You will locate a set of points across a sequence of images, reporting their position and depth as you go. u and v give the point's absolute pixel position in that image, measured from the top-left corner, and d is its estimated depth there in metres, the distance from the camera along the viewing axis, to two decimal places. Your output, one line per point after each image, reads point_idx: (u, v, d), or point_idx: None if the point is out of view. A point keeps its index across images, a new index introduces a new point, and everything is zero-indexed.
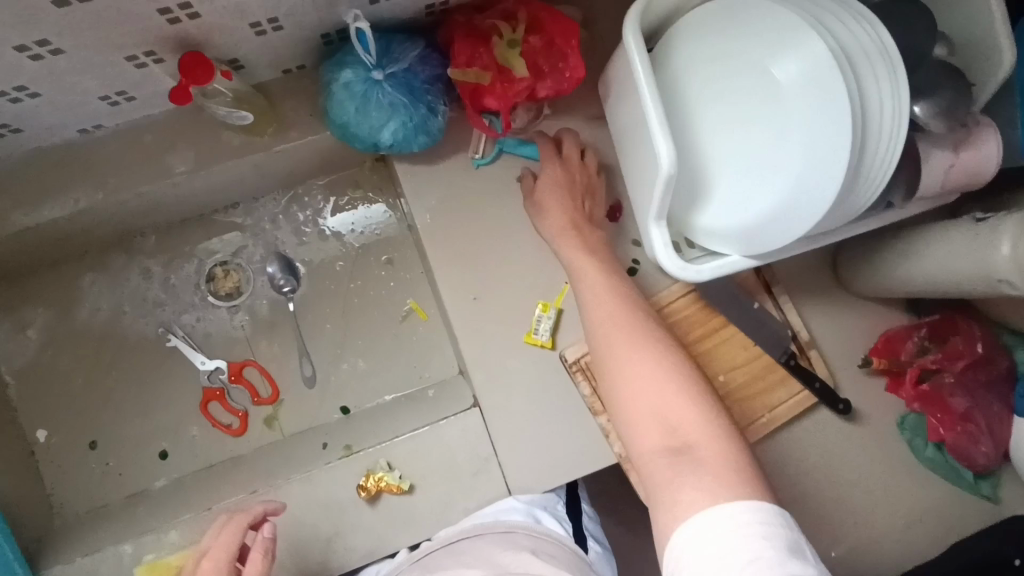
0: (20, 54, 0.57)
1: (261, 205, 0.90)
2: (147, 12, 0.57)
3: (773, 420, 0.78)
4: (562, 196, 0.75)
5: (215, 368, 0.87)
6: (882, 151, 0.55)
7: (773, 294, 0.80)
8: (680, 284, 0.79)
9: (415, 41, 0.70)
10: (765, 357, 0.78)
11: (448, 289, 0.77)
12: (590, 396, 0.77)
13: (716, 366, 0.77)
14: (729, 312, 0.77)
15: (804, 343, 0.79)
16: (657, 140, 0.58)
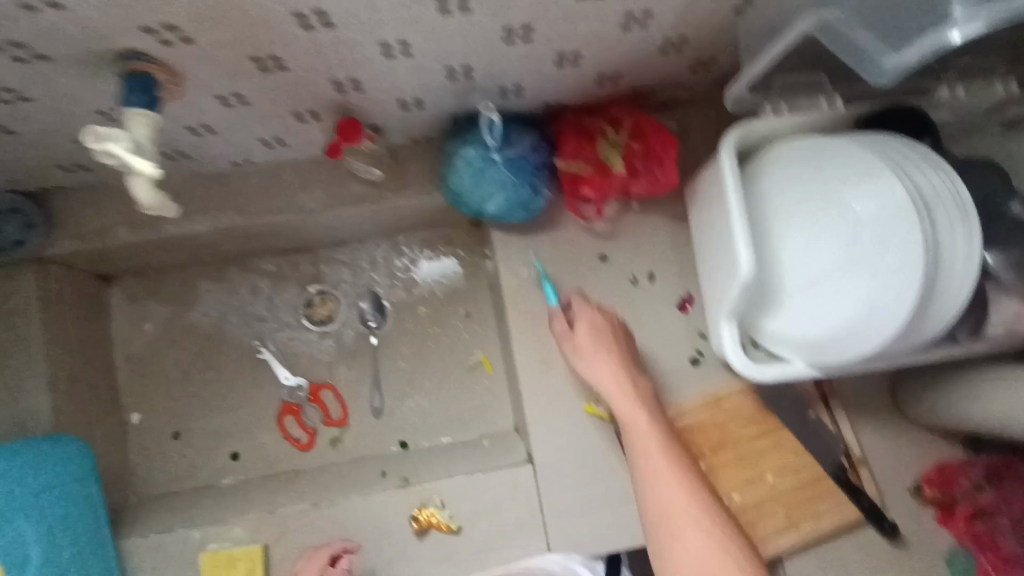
0: (218, 103, 0.65)
1: (364, 245, 1.00)
2: (324, 85, 0.65)
3: (815, 531, 0.79)
4: (601, 340, 0.79)
5: (297, 384, 0.96)
6: (951, 291, 0.60)
7: (828, 405, 0.83)
8: (739, 381, 0.84)
9: (529, 131, 0.78)
10: (814, 467, 0.80)
11: (521, 351, 0.84)
12: None
13: (766, 466, 0.80)
14: (784, 415, 0.81)
15: (855, 460, 0.82)
16: (739, 250, 0.65)
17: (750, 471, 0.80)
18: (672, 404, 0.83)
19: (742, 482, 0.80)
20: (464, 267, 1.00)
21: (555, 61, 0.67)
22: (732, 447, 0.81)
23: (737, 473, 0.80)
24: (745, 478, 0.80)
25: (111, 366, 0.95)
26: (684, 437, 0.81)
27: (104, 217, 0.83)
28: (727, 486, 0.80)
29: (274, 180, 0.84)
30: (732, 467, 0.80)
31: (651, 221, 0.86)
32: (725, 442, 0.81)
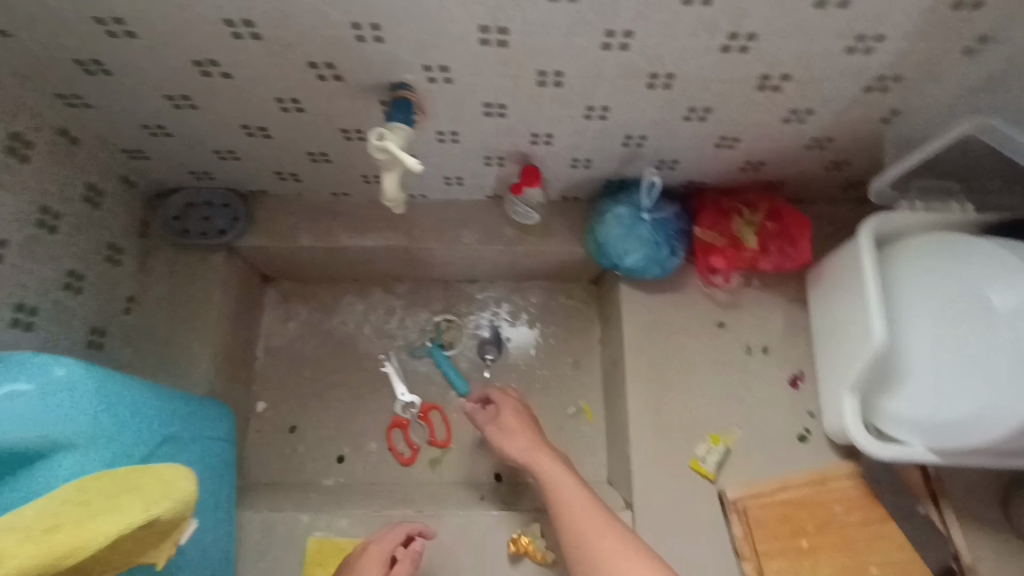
0: (434, 137, 0.80)
1: (492, 286, 1.10)
2: (522, 134, 0.79)
3: None
4: (520, 427, 0.88)
5: (410, 402, 1.03)
6: None
7: (938, 505, 0.83)
8: (845, 464, 0.86)
9: (672, 202, 0.90)
10: (921, 565, 0.79)
11: (635, 397, 0.89)
12: (740, 538, 0.82)
13: (872, 555, 0.80)
14: (891, 508, 0.82)
15: (967, 566, 0.80)
16: (872, 324, 0.72)
17: (853, 559, 0.79)
18: (778, 475, 0.86)
19: (844, 568, 0.79)
20: (579, 321, 1.08)
21: (717, 144, 0.79)
22: (836, 529, 0.81)
23: (839, 557, 0.80)
24: (846, 565, 0.79)
25: (253, 355, 1.05)
26: (786, 509, 0.83)
27: (293, 223, 0.96)
28: (828, 570, 0.79)
29: (440, 213, 0.96)
30: (834, 551, 0.80)
31: (769, 301, 0.93)
32: (829, 522, 0.82)
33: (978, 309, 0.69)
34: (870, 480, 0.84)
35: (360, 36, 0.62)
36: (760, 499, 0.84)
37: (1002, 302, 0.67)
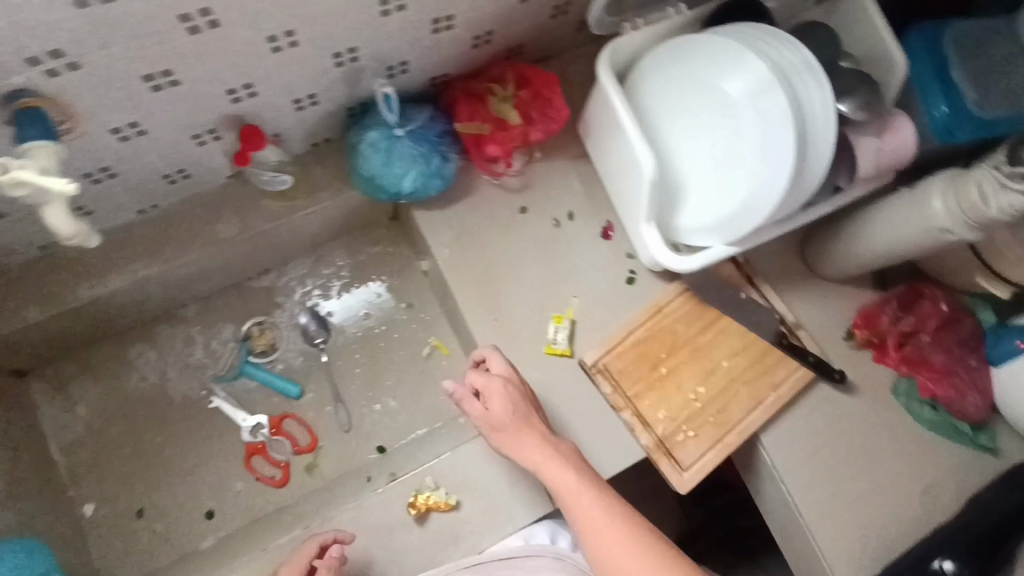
0: (113, 136, 0.67)
1: (289, 268, 0.99)
2: (217, 94, 0.68)
3: (779, 398, 0.87)
4: (516, 425, 0.73)
5: (256, 424, 0.91)
6: (821, 138, 0.68)
7: (755, 283, 0.92)
8: (674, 286, 0.91)
9: (423, 106, 0.83)
10: (760, 342, 0.89)
11: (471, 313, 0.87)
12: (612, 395, 0.85)
13: (719, 353, 0.88)
14: (720, 305, 0.89)
15: (793, 325, 0.90)
16: (639, 153, 0.73)
17: (704, 364, 0.88)
18: (621, 323, 0.89)
19: (701, 375, 0.87)
20: (395, 264, 1.01)
21: (435, 30, 0.74)
22: (684, 346, 0.88)
23: (694, 368, 0.87)
24: (701, 371, 0.87)
25: (50, 463, 0.87)
26: (639, 349, 0.87)
27: (8, 299, 0.78)
28: (689, 383, 0.87)
29: (187, 216, 0.83)
30: (689, 365, 0.87)
31: (556, 168, 0.92)
32: (677, 343, 0.88)
33: (718, 104, 0.73)
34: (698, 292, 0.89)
35: None
36: (615, 352, 0.86)
37: (733, 89, 0.71)
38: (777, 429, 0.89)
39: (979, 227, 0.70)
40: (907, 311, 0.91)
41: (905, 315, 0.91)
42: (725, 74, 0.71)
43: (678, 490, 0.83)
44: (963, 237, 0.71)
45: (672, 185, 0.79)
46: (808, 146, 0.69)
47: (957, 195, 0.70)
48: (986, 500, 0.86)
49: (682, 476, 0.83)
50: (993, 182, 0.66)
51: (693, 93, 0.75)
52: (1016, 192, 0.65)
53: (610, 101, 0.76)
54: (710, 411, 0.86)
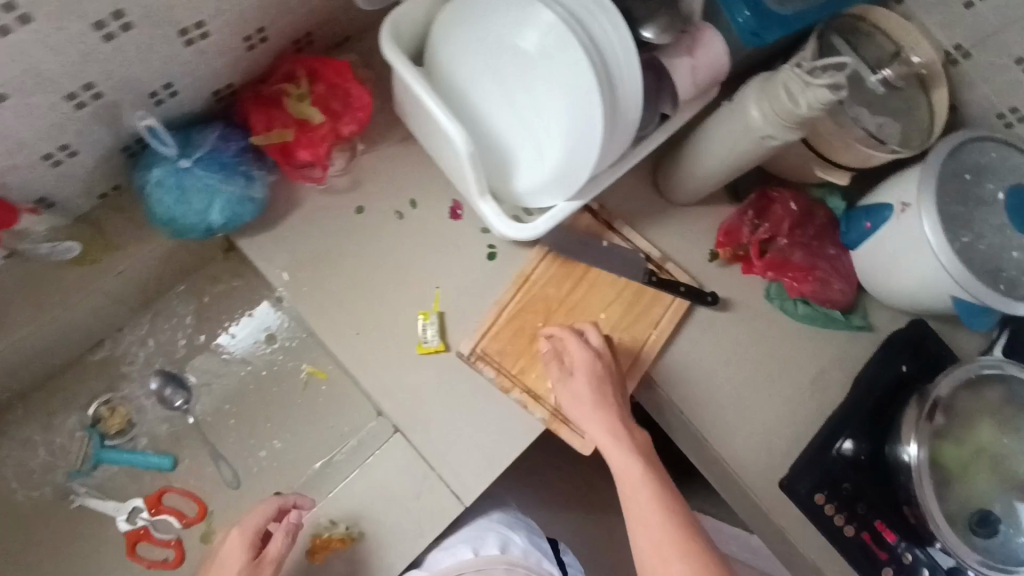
0: None
1: (126, 332, 0.89)
2: None
3: (661, 335, 0.88)
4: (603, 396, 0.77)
5: (133, 509, 0.83)
6: (626, 69, 0.65)
7: (616, 229, 0.91)
8: (536, 250, 0.87)
9: (212, 126, 0.74)
10: (631, 285, 0.88)
11: (328, 334, 0.81)
12: (497, 377, 0.81)
13: (595, 307, 0.87)
14: (585, 258, 0.87)
15: (658, 260, 0.90)
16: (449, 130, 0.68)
17: (584, 321, 0.86)
18: (492, 302, 0.84)
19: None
20: (245, 297, 0.92)
21: (189, 41, 0.65)
22: (559, 309, 0.85)
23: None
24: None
25: None
26: (515, 324, 0.83)
27: None
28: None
29: None
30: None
31: (384, 157, 0.85)
32: (552, 307, 0.85)
33: (517, 61, 0.68)
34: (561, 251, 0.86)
35: None
36: (492, 333, 0.82)
37: (527, 44, 0.66)
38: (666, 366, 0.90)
39: (796, 128, 0.69)
40: (762, 219, 0.92)
41: (759, 223, 0.92)
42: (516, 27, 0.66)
43: (583, 454, 0.82)
44: (784, 139, 0.70)
45: (498, 152, 0.74)
46: (616, 83, 0.65)
47: (770, 100, 0.68)
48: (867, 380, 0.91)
49: (583, 440, 0.81)
50: (798, 81, 0.66)
51: (490, 56, 0.69)
52: (821, 86, 0.64)
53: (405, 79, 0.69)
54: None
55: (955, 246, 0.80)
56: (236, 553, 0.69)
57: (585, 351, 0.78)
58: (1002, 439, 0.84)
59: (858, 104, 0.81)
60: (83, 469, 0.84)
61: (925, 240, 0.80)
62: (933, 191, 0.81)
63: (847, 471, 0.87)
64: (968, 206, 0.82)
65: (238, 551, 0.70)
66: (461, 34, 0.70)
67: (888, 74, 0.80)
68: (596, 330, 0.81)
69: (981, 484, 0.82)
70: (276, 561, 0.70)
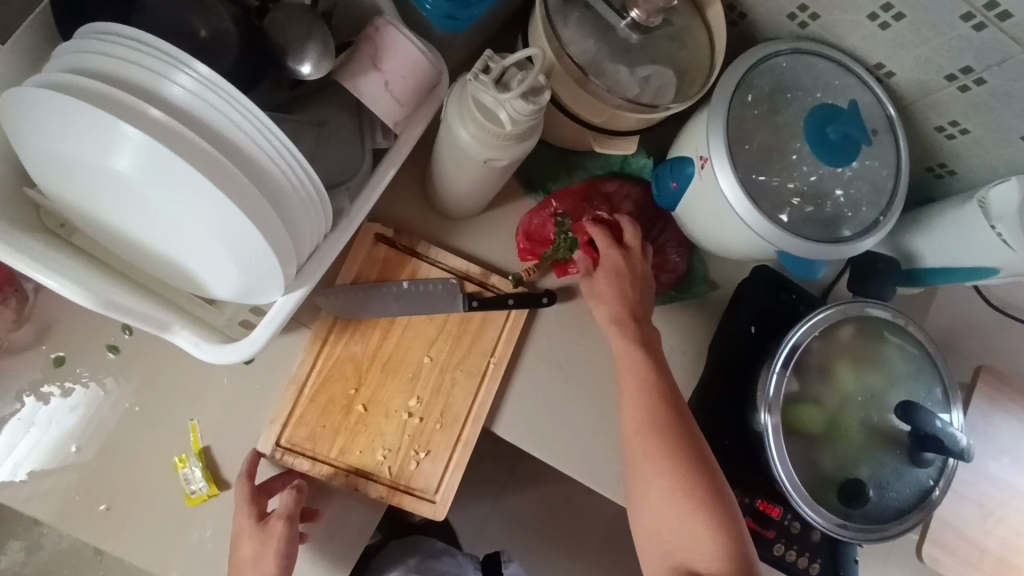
0: None
1: None
2: None
3: (502, 359, 0.75)
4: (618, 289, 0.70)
5: None
6: (255, 138, 0.48)
7: (421, 253, 0.75)
8: (322, 319, 0.72)
9: None
10: (452, 316, 0.74)
11: (69, 519, 0.66)
12: (313, 467, 0.69)
13: (416, 352, 0.73)
14: (387, 306, 0.72)
15: (480, 277, 0.75)
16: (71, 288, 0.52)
17: (406, 371, 0.73)
18: (287, 382, 0.70)
19: (407, 386, 0.73)
20: None
21: None
22: (372, 365, 0.72)
23: (396, 382, 0.72)
24: (406, 382, 0.73)
25: None
26: (321, 399, 0.70)
27: None
28: (398, 401, 0.72)
29: None
30: (388, 383, 0.72)
31: None
32: (364, 367, 0.72)
33: (117, 181, 0.49)
34: (348, 312, 0.71)
35: None
36: (292, 423, 0.69)
37: (111, 163, 0.48)
38: (525, 382, 0.77)
39: (517, 143, 0.53)
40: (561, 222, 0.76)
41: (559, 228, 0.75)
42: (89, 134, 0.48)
43: (438, 518, 0.73)
44: (511, 156, 0.55)
45: (173, 266, 0.58)
46: (255, 158, 0.49)
47: (470, 119, 0.52)
48: (737, 327, 0.81)
49: (434, 503, 0.72)
50: (488, 92, 0.49)
51: (88, 180, 0.51)
52: (513, 97, 0.48)
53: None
54: (434, 418, 0.73)
55: (754, 193, 0.67)
56: (243, 530, 0.63)
57: (613, 254, 0.70)
58: (867, 379, 0.76)
59: (615, 61, 0.65)
60: None
61: (725, 200, 0.67)
62: (725, 138, 0.66)
63: (717, 438, 0.79)
64: (769, 145, 0.69)
65: (247, 525, 0.64)
66: (39, 156, 0.51)
67: (638, 14, 0.64)
68: (629, 228, 0.71)
69: (854, 442, 0.74)
70: (284, 514, 0.62)
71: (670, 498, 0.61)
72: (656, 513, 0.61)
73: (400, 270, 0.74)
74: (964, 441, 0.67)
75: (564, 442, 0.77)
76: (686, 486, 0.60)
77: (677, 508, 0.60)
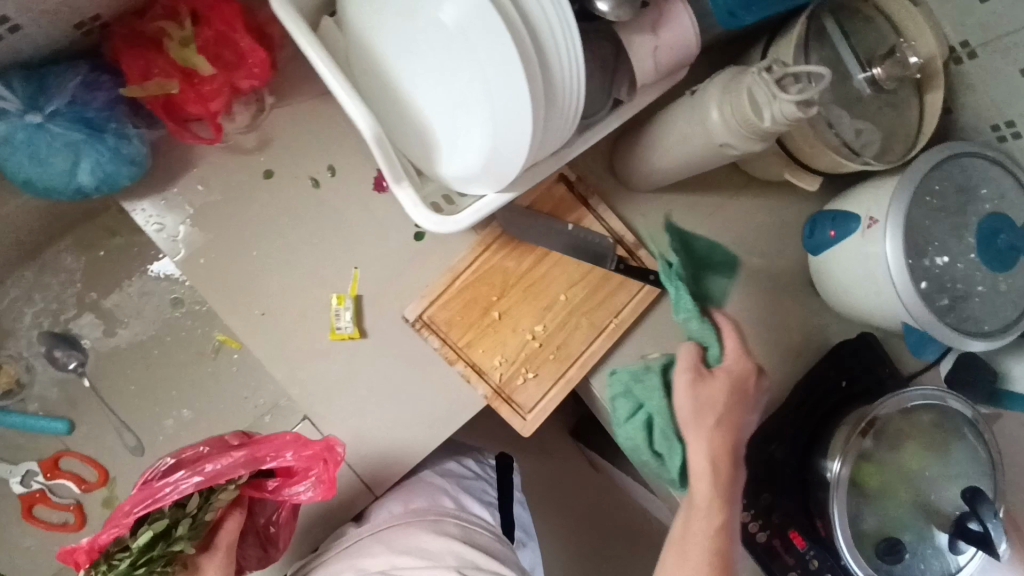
0: None
1: (9, 285, 0.80)
2: None
3: (622, 323, 0.83)
4: (716, 408, 0.68)
5: (27, 472, 0.80)
6: (564, 43, 0.54)
7: (591, 206, 0.82)
8: (491, 227, 0.80)
9: (74, 67, 0.61)
10: (598, 270, 0.82)
11: (231, 312, 0.74)
12: (442, 348, 0.78)
13: (556, 287, 0.81)
14: (550, 240, 0.80)
15: (631, 246, 0.83)
16: (351, 108, 0.57)
17: (542, 300, 0.81)
18: (445, 269, 0.79)
19: (538, 312, 0.80)
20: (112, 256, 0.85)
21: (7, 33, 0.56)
22: (518, 283, 0.80)
23: (531, 305, 0.80)
24: (539, 308, 0.81)
25: None
26: (468, 294, 0.79)
27: None
28: (527, 322, 0.80)
29: None
30: (524, 303, 0.80)
31: (296, 114, 0.74)
32: (510, 281, 0.80)
33: (435, 39, 0.57)
34: (517, 230, 0.79)
35: None
36: (439, 303, 0.78)
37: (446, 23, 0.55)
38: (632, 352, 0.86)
39: (757, 138, 0.60)
40: (213, 471, 0.68)
41: (279, 451, 0.71)
42: None
43: (521, 434, 0.80)
44: (744, 148, 0.62)
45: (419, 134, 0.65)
46: (553, 62, 0.55)
47: (730, 105, 0.59)
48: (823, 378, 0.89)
49: (524, 420, 0.79)
50: (766, 89, 0.56)
51: (405, 31, 0.58)
52: (789, 101, 0.55)
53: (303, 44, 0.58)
54: (552, 348, 0.81)
55: (913, 267, 0.73)
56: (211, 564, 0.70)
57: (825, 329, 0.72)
58: (927, 461, 0.83)
59: (840, 106, 0.72)
60: None
61: (883, 263, 0.74)
62: (903, 211, 0.73)
63: (771, 478, 0.87)
64: (936, 231, 0.75)
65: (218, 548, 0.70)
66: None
67: (880, 72, 0.72)
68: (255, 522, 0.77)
69: (900, 511, 0.81)
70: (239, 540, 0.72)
71: None
72: None
73: (567, 214, 0.81)
74: (1004, 546, 0.73)
75: None
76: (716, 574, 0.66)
77: None
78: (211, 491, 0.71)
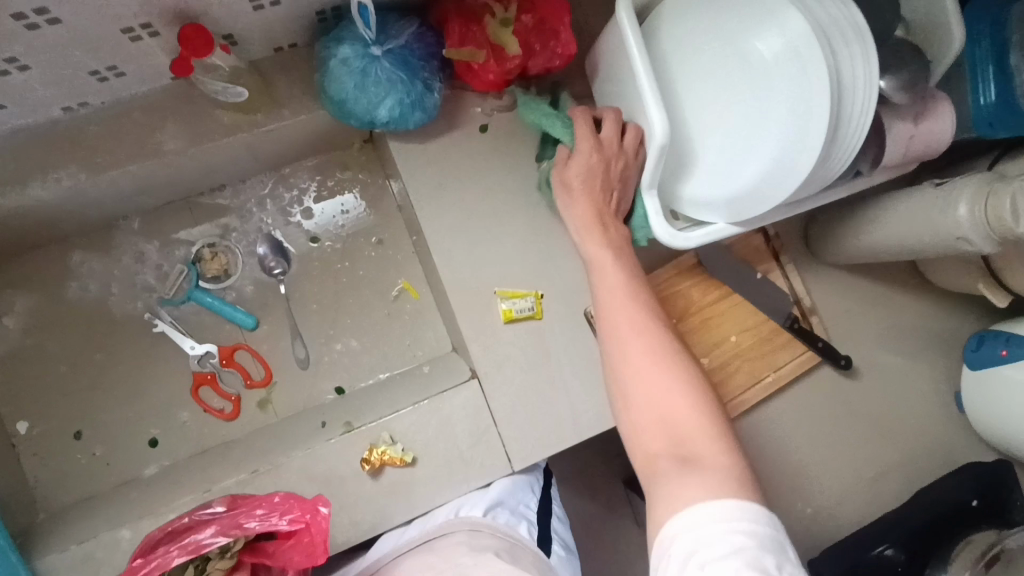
0: (36, 19, 0.56)
1: (247, 186, 0.90)
2: None
3: (778, 379, 0.86)
4: (593, 185, 0.69)
5: (206, 352, 0.86)
6: (857, 118, 0.60)
7: (779, 262, 0.88)
8: (688, 255, 0.85)
9: (409, 20, 0.71)
10: (770, 322, 0.86)
11: (446, 263, 0.80)
12: None
13: (728, 328, 0.85)
14: (739, 283, 0.85)
15: (806, 309, 0.87)
16: (649, 109, 0.63)
17: (714, 335, 0.84)
18: None
19: (707, 345, 0.84)
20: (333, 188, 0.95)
21: None
22: (696, 313, 0.84)
23: (703, 337, 0.84)
24: (709, 342, 0.84)
25: (21, 361, 0.84)
26: None
27: None
28: (693, 352, 0.84)
29: (124, 118, 0.72)
30: (699, 333, 0.84)
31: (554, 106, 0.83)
32: (690, 308, 0.84)
33: (751, 65, 0.66)
34: (711, 265, 0.84)
35: (30, 23, 0.57)
36: None
37: (772, 52, 0.64)
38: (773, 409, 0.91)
39: (1000, 241, 0.64)
40: (196, 543, 0.61)
41: (260, 515, 0.64)
42: (761, 31, 0.64)
43: None
44: (980, 247, 0.66)
45: (680, 155, 0.73)
46: (846, 119, 0.60)
47: (986, 205, 0.63)
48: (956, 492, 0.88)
49: None
50: None
51: (727, 53, 0.68)
52: None
53: (624, 43, 0.65)
54: (710, 382, 0.84)
55: None
56: None
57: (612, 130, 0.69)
58: None
59: None
60: (171, 298, 0.87)
61: None
62: None
63: None
64: None
65: None
66: (694, 30, 0.70)
67: None
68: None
69: None
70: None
71: (672, 430, 0.56)
72: (658, 425, 0.57)
73: (758, 263, 0.87)
74: None
75: (769, 467, 0.89)
76: (675, 368, 0.59)
77: (669, 392, 0.58)
78: (206, 560, 0.63)
